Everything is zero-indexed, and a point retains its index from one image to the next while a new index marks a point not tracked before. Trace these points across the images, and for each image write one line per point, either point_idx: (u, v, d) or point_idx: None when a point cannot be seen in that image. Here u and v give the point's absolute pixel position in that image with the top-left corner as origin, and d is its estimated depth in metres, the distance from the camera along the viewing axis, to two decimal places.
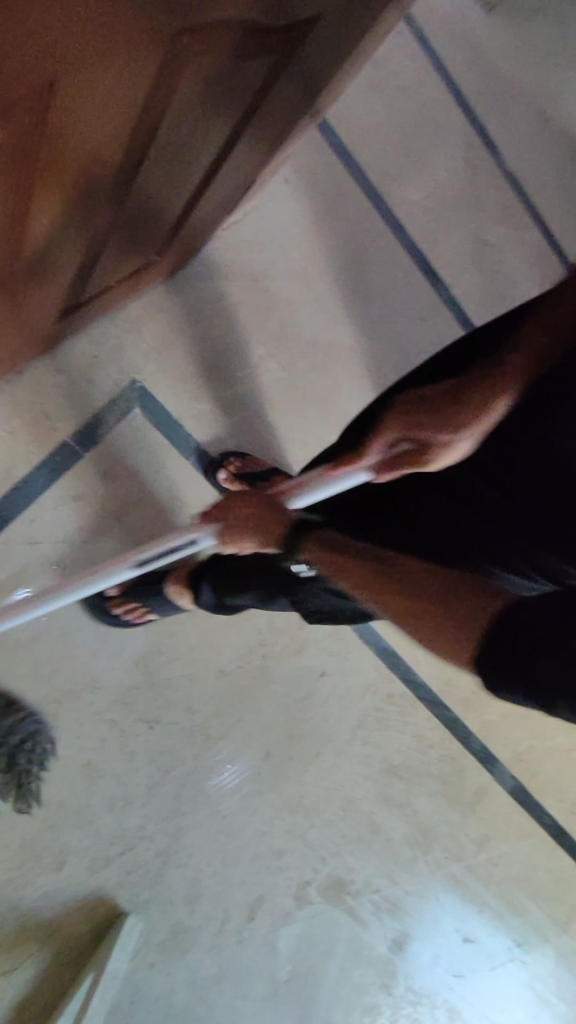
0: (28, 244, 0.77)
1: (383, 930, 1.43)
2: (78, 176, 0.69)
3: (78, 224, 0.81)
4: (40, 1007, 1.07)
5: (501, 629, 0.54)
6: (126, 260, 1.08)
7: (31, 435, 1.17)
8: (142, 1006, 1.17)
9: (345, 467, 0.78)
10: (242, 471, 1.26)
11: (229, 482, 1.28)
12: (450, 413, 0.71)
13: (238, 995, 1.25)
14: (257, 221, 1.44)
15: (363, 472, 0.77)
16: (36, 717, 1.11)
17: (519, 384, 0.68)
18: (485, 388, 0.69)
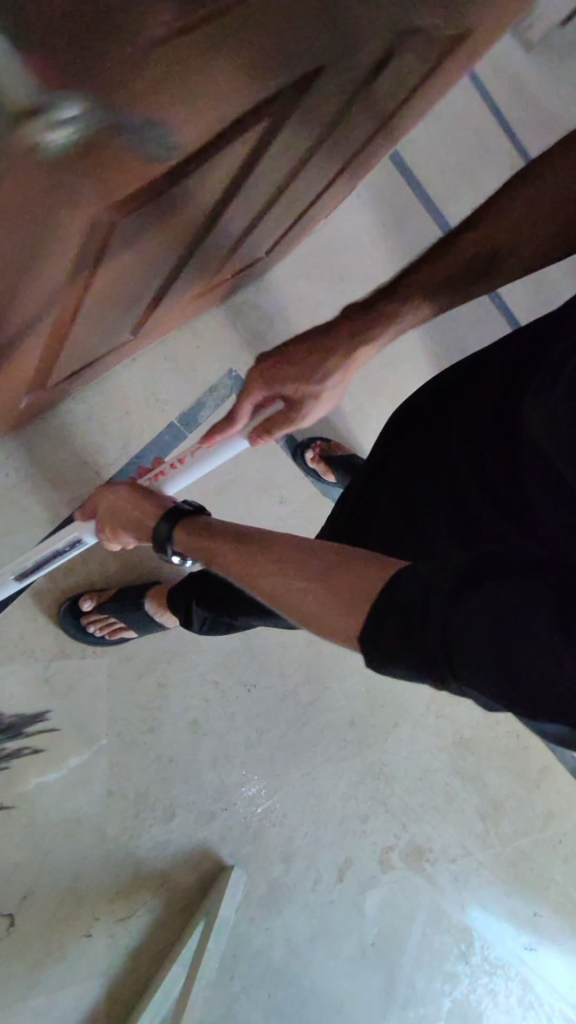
0: (185, 240, 0.85)
1: (459, 898, 1.49)
2: (215, 189, 0.74)
3: (208, 226, 0.86)
4: (156, 953, 1.12)
5: (387, 599, 0.55)
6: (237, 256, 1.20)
7: (141, 415, 1.27)
8: (245, 960, 1.21)
9: (220, 437, 0.92)
10: (331, 451, 1.38)
11: (317, 463, 1.39)
12: (321, 362, 0.85)
13: (330, 953, 1.30)
14: (333, 229, 1.56)
15: (237, 437, 0.92)
16: (150, 674, 1.18)
17: (382, 322, 0.83)
18: (354, 333, 0.84)
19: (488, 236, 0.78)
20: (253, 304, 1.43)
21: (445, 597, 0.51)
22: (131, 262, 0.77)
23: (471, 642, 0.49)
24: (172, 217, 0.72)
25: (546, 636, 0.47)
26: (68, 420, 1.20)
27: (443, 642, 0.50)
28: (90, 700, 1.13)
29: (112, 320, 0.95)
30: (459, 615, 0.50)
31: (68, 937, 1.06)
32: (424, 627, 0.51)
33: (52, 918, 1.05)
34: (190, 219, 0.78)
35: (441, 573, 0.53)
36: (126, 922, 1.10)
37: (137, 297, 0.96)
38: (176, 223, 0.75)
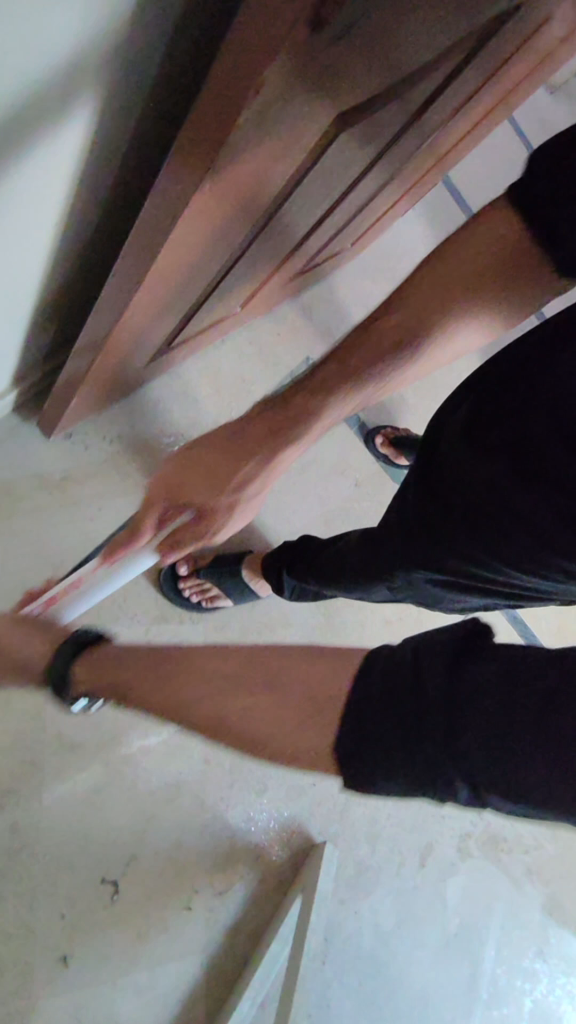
0: (307, 215, 0.91)
1: (534, 892, 1.45)
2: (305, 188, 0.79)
3: (315, 212, 0.92)
4: (252, 930, 1.09)
5: (355, 722, 0.55)
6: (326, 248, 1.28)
7: (229, 395, 1.31)
8: (334, 945, 1.17)
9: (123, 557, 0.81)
10: (398, 437, 1.43)
11: (385, 448, 1.44)
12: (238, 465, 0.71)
13: (415, 943, 1.26)
14: (394, 237, 1.66)
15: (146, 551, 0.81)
16: (242, 643, 1.20)
17: (356, 379, 0.71)
18: (295, 405, 0.71)
19: (456, 269, 0.69)
20: (326, 300, 1.50)
21: (441, 698, 0.53)
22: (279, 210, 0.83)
23: (471, 749, 0.51)
24: (330, 170, 0.79)
25: (547, 731, 0.49)
26: (165, 395, 1.25)
27: (450, 758, 0.52)
28: None
29: (239, 282, 1.00)
30: (450, 725, 0.52)
31: (168, 907, 1.04)
32: (417, 744, 0.52)
33: (153, 886, 1.04)
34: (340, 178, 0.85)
35: (417, 675, 0.54)
36: (223, 896, 1.09)
37: (260, 267, 1.02)
38: (324, 177, 0.82)
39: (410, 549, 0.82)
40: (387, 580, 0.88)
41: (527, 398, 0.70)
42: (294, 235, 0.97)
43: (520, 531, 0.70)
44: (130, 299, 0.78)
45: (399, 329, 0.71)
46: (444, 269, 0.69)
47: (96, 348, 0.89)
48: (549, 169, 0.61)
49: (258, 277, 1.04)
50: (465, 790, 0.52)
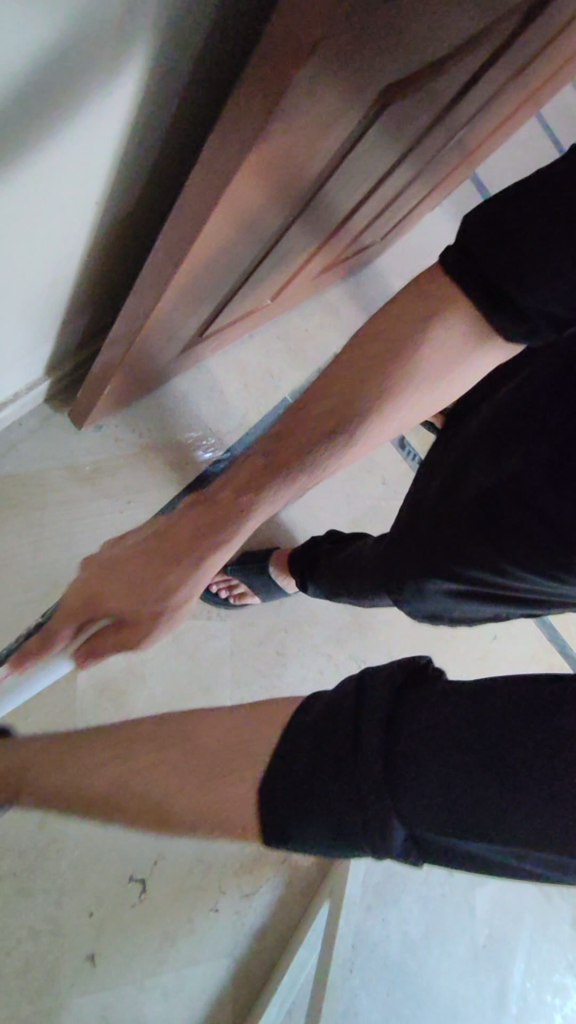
0: (338, 195, 0.89)
1: (564, 906, 1.41)
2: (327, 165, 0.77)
3: (348, 192, 0.91)
4: (278, 935, 1.07)
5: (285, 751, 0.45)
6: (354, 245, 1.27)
7: (258, 391, 1.30)
8: (362, 953, 1.14)
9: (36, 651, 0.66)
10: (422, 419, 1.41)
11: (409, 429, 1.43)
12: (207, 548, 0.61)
13: (444, 954, 1.23)
14: (422, 232, 1.64)
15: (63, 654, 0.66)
16: (270, 642, 1.18)
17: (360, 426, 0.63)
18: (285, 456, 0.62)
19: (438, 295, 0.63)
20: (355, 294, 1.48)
21: (375, 730, 0.43)
22: (317, 190, 0.82)
23: (424, 797, 0.41)
24: (367, 144, 0.78)
25: (518, 769, 0.40)
26: (194, 387, 1.24)
27: (298, 794, 0.43)
28: (215, 659, 1.12)
29: (272, 268, 1.00)
30: (401, 763, 0.42)
31: (195, 908, 1.02)
32: (337, 786, 0.42)
33: (179, 888, 1.02)
34: (375, 150, 0.84)
35: (356, 708, 0.45)
36: (250, 898, 1.06)
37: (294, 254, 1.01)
38: (362, 155, 0.81)
39: (414, 566, 0.87)
40: (398, 595, 0.92)
41: (522, 431, 0.76)
42: (327, 220, 0.96)
43: (520, 541, 0.74)
44: (168, 283, 0.78)
45: (331, 397, 0.62)
46: (410, 317, 0.63)
47: (132, 337, 0.89)
48: (541, 201, 0.56)
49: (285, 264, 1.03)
50: (395, 837, 0.42)
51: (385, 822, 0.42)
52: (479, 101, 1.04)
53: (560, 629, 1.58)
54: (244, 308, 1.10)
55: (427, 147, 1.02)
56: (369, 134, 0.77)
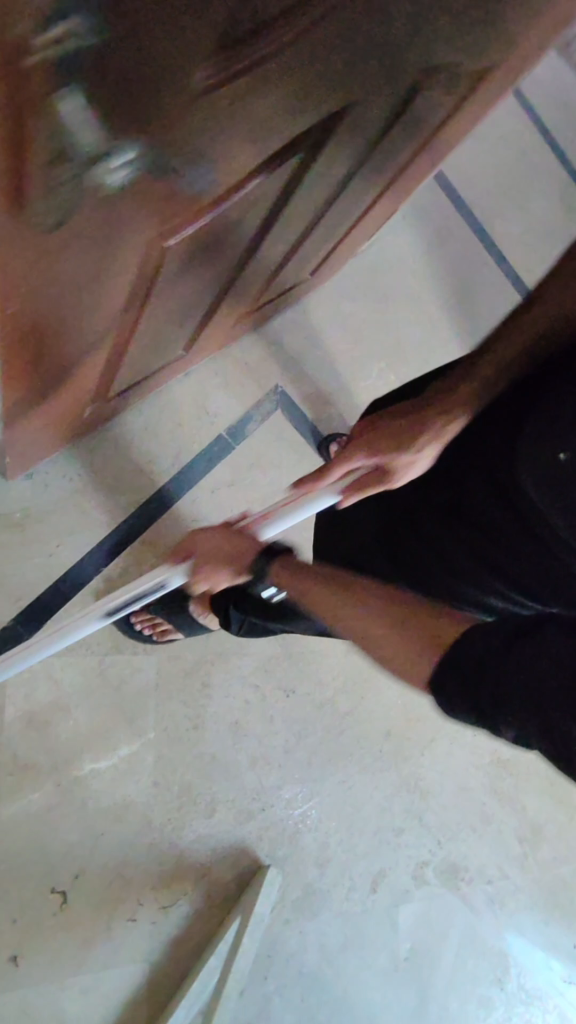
0: (223, 252, 0.88)
1: (495, 921, 1.48)
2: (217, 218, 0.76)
3: (233, 247, 0.90)
4: (193, 945, 1.16)
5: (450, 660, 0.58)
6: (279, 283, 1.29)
7: (194, 428, 1.34)
8: (278, 961, 1.24)
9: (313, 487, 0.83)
10: None
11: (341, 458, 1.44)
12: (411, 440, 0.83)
13: (362, 964, 1.31)
14: (379, 253, 1.63)
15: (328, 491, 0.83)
16: (196, 674, 1.25)
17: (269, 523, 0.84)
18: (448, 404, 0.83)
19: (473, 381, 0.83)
20: (300, 325, 1.50)
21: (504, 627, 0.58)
22: (209, 240, 0.82)
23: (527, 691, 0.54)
24: (220, 231, 0.81)
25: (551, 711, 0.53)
26: (127, 429, 1.29)
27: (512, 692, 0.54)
28: (139, 690, 1.20)
29: (169, 327, 1.03)
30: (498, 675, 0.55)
31: (113, 917, 1.12)
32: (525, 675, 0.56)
33: (98, 900, 1.12)
34: (241, 229, 0.86)
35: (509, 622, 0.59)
36: (168, 910, 1.16)
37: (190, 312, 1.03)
38: (222, 236, 0.84)
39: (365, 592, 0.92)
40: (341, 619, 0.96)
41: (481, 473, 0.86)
42: (211, 285, 0.99)
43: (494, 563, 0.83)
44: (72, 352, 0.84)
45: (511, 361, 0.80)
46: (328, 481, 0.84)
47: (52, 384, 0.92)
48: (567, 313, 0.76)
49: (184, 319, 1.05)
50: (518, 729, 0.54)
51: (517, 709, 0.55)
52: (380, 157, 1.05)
53: None
54: (152, 358, 1.12)
55: (323, 206, 1.03)
56: (222, 225, 0.79)
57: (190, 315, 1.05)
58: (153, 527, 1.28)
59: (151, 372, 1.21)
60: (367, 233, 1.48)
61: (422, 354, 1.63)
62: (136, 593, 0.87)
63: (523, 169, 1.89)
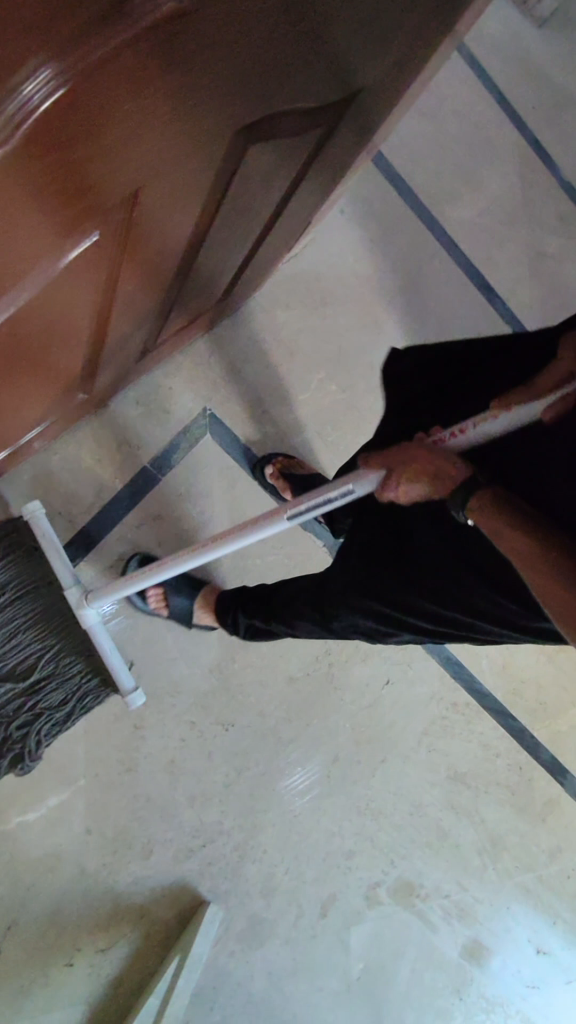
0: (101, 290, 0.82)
1: (454, 935, 1.46)
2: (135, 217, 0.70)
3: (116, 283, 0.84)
4: (133, 983, 1.18)
5: None
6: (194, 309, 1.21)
7: (115, 462, 1.30)
8: (223, 993, 1.25)
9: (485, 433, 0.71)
10: (288, 469, 1.34)
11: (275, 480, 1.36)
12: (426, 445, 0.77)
13: (313, 987, 1.32)
14: (315, 253, 1.53)
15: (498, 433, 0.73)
16: (125, 717, 1.23)
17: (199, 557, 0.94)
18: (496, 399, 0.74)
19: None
20: (229, 340, 1.42)
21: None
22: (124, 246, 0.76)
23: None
24: (55, 299, 0.75)
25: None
26: (44, 471, 1.26)
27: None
28: (66, 738, 1.19)
29: (46, 385, 0.98)
30: None
31: (49, 964, 1.14)
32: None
33: (32, 948, 1.13)
34: (86, 292, 0.80)
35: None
36: (106, 951, 1.17)
37: (77, 359, 0.98)
38: (63, 301, 0.77)
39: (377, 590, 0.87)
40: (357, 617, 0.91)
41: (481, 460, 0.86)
42: (82, 339, 0.93)
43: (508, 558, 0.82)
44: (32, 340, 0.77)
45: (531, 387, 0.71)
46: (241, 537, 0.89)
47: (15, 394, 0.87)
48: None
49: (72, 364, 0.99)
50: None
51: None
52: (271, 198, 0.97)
53: (469, 666, 1.53)
54: (53, 403, 1.07)
55: (210, 242, 0.95)
56: (52, 295, 0.73)
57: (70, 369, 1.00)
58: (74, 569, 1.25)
59: (59, 413, 1.17)
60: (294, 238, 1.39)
61: (365, 357, 1.54)
62: (326, 493, 0.84)
63: (476, 143, 1.75)
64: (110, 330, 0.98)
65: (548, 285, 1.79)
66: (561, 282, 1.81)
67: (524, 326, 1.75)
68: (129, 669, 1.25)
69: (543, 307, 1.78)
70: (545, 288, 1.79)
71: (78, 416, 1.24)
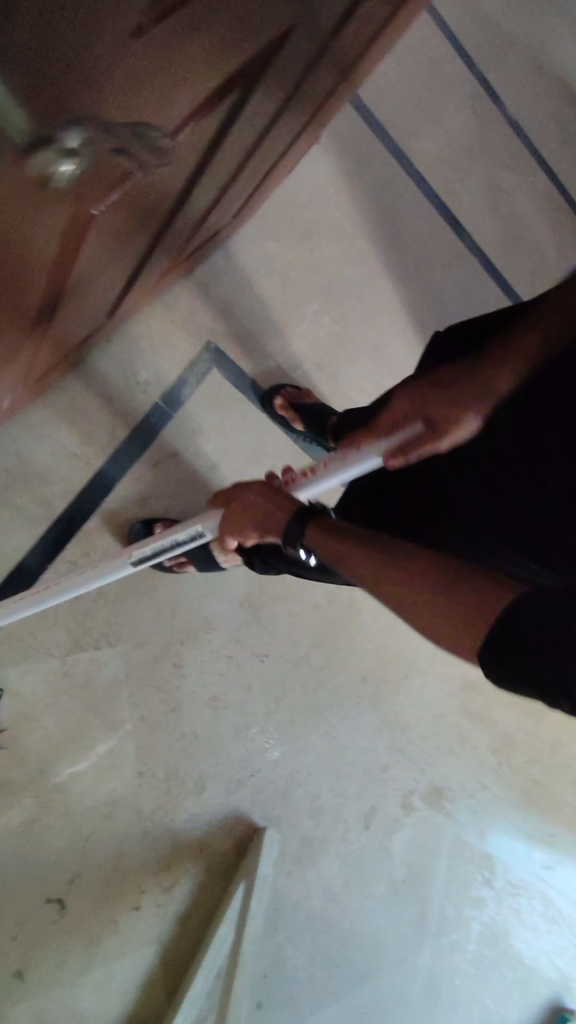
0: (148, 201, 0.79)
1: (479, 830, 1.56)
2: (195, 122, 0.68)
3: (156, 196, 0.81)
4: (201, 916, 1.18)
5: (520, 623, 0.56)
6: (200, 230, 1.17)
7: (124, 399, 1.24)
8: (285, 911, 1.28)
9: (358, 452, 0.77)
10: (298, 398, 1.33)
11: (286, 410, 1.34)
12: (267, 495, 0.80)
13: (364, 896, 1.37)
14: (297, 183, 1.51)
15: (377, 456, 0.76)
16: (164, 656, 1.21)
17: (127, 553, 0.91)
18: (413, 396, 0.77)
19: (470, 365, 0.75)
20: (224, 272, 1.38)
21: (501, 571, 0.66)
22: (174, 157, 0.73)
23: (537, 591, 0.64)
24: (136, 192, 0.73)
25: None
26: (53, 413, 1.18)
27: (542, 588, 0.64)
28: (109, 686, 1.15)
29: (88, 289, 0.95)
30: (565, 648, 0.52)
31: (117, 911, 1.11)
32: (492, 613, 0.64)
33: (97, 897, 1.10)
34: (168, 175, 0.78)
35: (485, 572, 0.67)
36: (171, 891, 1.16)
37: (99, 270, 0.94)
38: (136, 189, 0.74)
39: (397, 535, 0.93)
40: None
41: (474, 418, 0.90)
42: (134, 235, 0.90)
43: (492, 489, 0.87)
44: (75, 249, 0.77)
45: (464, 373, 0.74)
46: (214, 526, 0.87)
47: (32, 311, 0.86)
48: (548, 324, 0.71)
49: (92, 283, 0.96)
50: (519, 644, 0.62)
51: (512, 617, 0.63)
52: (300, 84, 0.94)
53: None
54: (69, 326, 1.03)
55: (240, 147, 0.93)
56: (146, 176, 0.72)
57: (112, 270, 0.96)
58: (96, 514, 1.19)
59: (72, 346, 1.11)
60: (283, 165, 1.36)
61: (353, 289, 1.55)
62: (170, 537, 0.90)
63: (434, 76, 1.78)
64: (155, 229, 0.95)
65: (506, 218, 1.87)
66: (517, 216, 1.89)
67: (489, 257, 1.82)
68: (162, 609, 1.22)
69: (504, 241, 1.86)
70: (504, 222, 1.86)
71: (84, 349, 1.18)
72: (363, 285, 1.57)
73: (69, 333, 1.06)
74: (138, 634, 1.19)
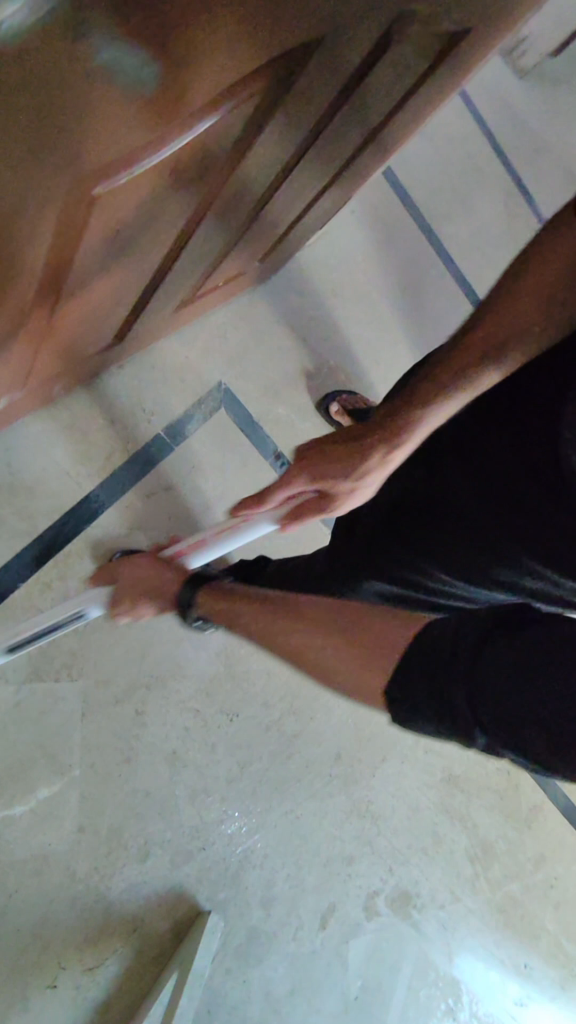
0: (171, 224, 0.77)
1: (447, 950, 1.40)
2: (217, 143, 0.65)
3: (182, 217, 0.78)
4: (124, 1007, 1.05)
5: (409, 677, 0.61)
6: (226, 267, 1.18)
7: (127, 426, 1.21)
8: (220, 1014, 1.14)
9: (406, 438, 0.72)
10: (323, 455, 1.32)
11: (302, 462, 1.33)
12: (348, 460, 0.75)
13: (311, 1011, 1.21)
14: (328, 249, 1.56)
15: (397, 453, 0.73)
16: (125, 702, 1.13)
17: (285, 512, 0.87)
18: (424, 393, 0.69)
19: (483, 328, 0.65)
20: (244, 319, 1.39)
21: (463, 660, 0.59)
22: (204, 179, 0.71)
23: (490, 700, 0.57)
24: (158, 214, 0.71)
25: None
26: (53, 429, 1.14)
27: (501, 704, 0.56)
28: (61, 725, 1.07)
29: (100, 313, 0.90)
30: (480, 686, 0.57)
31: (30, 987, 1.00)
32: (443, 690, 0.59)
33: (11, 966, 0.99)
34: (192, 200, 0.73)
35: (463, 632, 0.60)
36: (94, 972, 1.04)
37: (125, 294, 0.91)
38: (160, 215, 0.72)
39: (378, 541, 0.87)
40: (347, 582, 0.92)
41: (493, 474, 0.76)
42: (151, 260, 0.85)
43: (489, 526, 0.76)
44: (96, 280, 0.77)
45: (473, 354, 0.65)
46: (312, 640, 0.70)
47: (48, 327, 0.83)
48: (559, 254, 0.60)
49: (113, 306, 0.92)
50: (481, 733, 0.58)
51: (464, 692, 0.58)
52: (344, 138, 0.96)
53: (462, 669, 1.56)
54: (79, 341, 0.99)
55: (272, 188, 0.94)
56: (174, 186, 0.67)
57: (129, 293, 0.91)
58: (78, 537, 1.13)
59: (80, 362, 1.08)
60: (315, 226, 1.41)
61: (371, 352, 1.57)
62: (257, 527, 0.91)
63: (467, 172, 1.88)
64: (170, 260, 0.89)
65: None
66: None
67: None
68: (132, 649, 1.15)
69: None
70: None
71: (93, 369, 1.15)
72: (382, 354, 1.59)
73: (78, 350, 1.01)
74: (101, 670, 1.12)
